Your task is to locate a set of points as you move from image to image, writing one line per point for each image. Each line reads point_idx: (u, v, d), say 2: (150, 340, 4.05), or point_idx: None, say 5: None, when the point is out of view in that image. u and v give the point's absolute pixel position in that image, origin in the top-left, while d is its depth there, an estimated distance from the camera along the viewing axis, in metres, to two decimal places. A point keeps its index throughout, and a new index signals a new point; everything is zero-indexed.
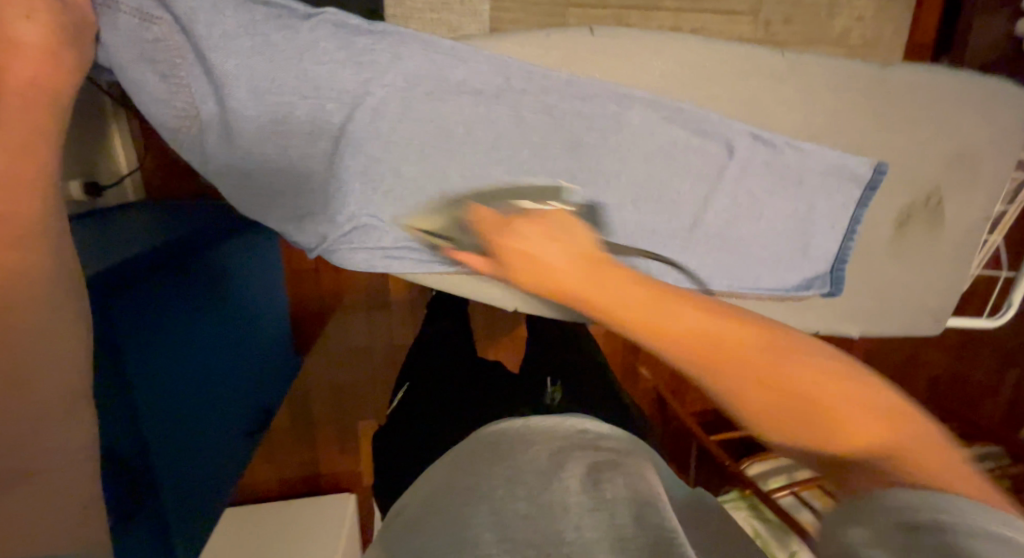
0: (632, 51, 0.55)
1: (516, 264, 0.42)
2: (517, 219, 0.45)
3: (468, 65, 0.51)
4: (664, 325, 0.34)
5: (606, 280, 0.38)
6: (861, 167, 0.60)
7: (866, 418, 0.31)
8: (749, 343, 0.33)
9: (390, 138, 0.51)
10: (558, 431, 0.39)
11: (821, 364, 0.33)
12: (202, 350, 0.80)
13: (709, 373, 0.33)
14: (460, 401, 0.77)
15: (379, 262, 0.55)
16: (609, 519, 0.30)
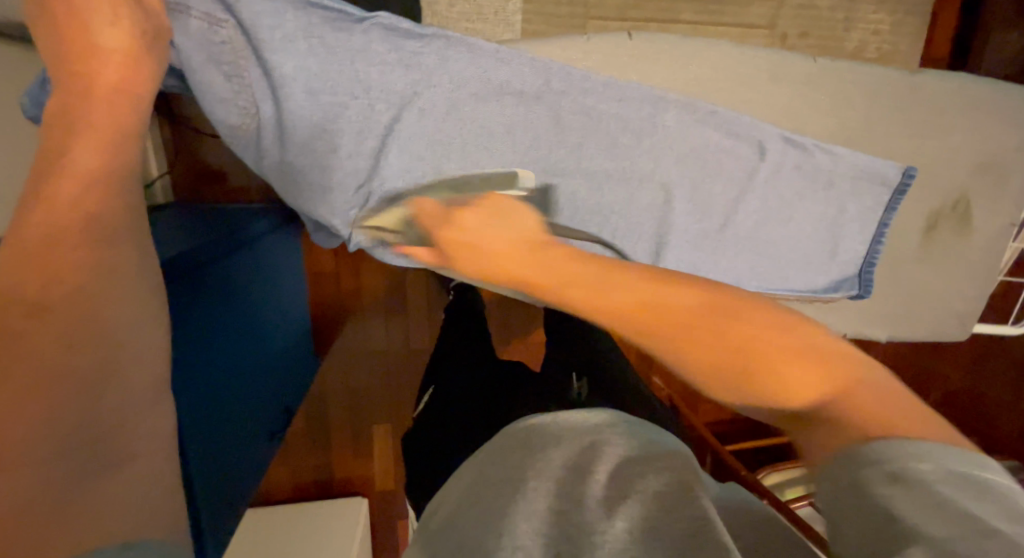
0: (669, 53, 0.53)
1: (460, 250, 0.48)
2: (458, 211, 0.50)
3: (512, 67, 0.49)
4: (592, 293, 0.38)
5: (542, 260, 0.43)
6: (890, 172, 0.58)
7: (789, 366, 0.32)
8: (675, 307, 0.36)
9: (434, 140, 0.51)
10: (589, 421, 0.39)
11: (767, 322, 0.35)
12: (229, 341, 0.84)
13: (633, 336, 0.36)
14: (487, 399, 0.80)
15: (417, 257, 0.56)
16: (646, 513, 0.31)
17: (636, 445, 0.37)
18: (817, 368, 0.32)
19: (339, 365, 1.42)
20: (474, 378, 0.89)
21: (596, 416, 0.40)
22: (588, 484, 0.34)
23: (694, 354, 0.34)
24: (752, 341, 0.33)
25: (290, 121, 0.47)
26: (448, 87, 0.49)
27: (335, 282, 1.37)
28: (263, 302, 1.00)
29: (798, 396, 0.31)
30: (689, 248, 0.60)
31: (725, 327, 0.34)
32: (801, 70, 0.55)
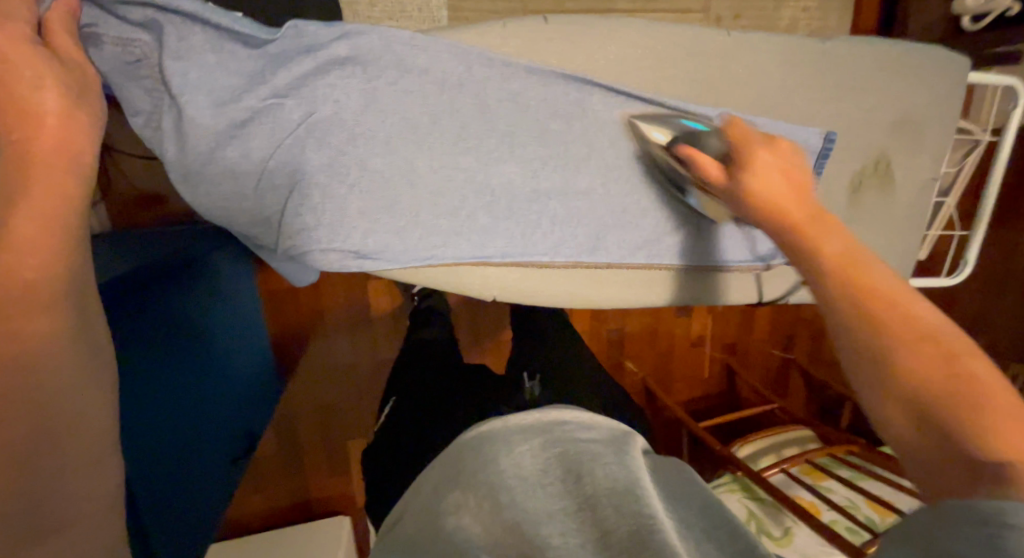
0: (588, 37, 0.53)
1: (760, 176, 0.47)
2: (764, 141, 0.50)
3: (429, 54, 0.48)
4: (861, 276, 0.39)
5: (828, 226, 0.44)
6: (811, 137, 0.60)
7: (1004, 414, 0.30)
8: (926, 312, 0.36)
9: (356, 132, 0.48)
10: (536, 424, 0.40)
11: (982, 358, 0.34)
12: (179, 369, 0.81)
13: (879, 323, 0.36)
14: (448, 407, 0.81)
15: (350, 262, 0.52)
16: (595, 525, 0.33)
17: (582, 445, 0.38)
18: (1003, 413, 0.30)
19: (306, 383, 1.39)
20: (437, 386, 0.90)
21: (550, 415, 0.41)
22: (535, 493, 0.35)
23: (902, 339, 0.35)
24: (970, 373, 0.32)
25: (193, 128, 0.45)
26: (362, 76, 0.47)
27: (295, 299, 1.34)
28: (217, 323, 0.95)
29: (990, 440, 0.29)
30: (621, 237, 0.61)
31: (946, 340, 0.34)
32: (718, 46, 0.56)
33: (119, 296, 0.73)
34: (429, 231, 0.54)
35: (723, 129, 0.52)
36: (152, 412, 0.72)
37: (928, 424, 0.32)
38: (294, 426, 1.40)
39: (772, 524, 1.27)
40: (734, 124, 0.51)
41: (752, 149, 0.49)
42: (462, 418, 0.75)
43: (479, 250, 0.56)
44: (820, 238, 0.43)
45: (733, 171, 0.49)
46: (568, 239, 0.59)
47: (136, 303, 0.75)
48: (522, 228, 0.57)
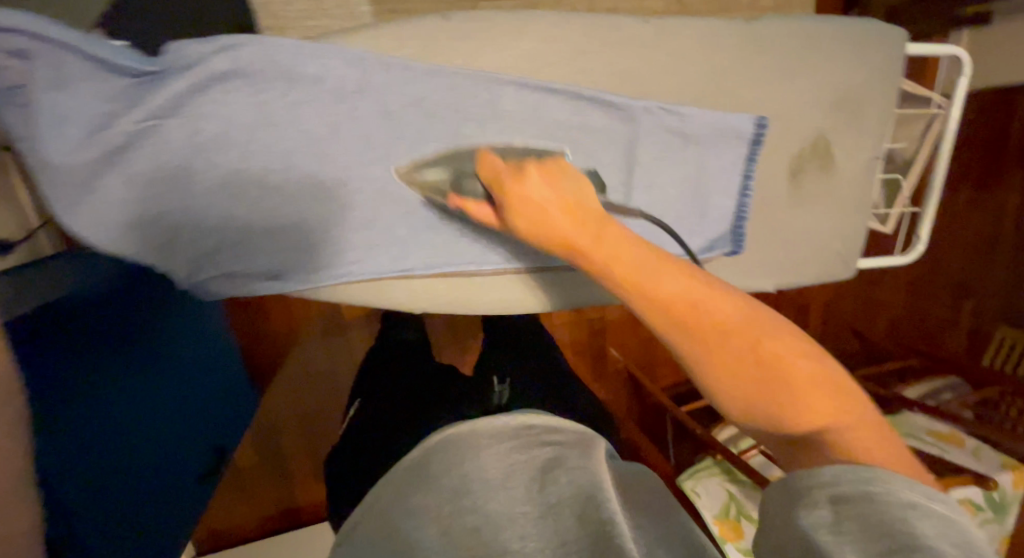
0: (495, 33, 0.50)
1: (528, 209, 0.44)
2: (529, 166, 0.46)
3: (320, 62, 0.45)
4: (642, 282, 0.39)
5: (608, 232, 0.42)
6: (743, 123, 0.58)
7: (817, 400, 0.35)
8: (730, 312, 0.37)
9: (249, 148, 0.46)
10: (504, 434, 0.51)
11: (790, 343, 0.36)
12: (137, 384, 0.79)
13: (680, 333, 0.37)
14: (405, 411, 0.79)
15: (261, 285, 0.51)
16: (553, 520, 0.43)
17: (545, 452, 0.49)
18: (821, 397, 0.35)
19: (283, 393, 1.37)
20: (399, 387, 0.87)
21: (513, 422, 0.52)
22: (498, 495, 0.45)
23: (711, 353, 0.36)
24: (782, 362, 0.35)
25: (69, 161, 0.42)
26: (248, 89, 0.44)
27: (262, 310, 1.31)
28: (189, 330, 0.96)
29: (807, 427, 0.34)
30: None
31: (759, 339, 0.36)
32: (635, 33, 0.53)
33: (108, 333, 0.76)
34: (342, 247, 0.52)
35: (478, 168, 0.48)
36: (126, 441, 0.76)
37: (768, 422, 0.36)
38: (274, 436, 1.38)
39: (752, 506, 1.22)
40: (484, 171, 0.47)
41: (507, 188, 0.45)
42: (414, 427, 0.74)
43: (399, 263, 0.54)
44: (609, 249, 0.41)
45: (504, 214, 0.46)
46: (494, 244, 0.57)
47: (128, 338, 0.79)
48: (442, 236, 0.55)
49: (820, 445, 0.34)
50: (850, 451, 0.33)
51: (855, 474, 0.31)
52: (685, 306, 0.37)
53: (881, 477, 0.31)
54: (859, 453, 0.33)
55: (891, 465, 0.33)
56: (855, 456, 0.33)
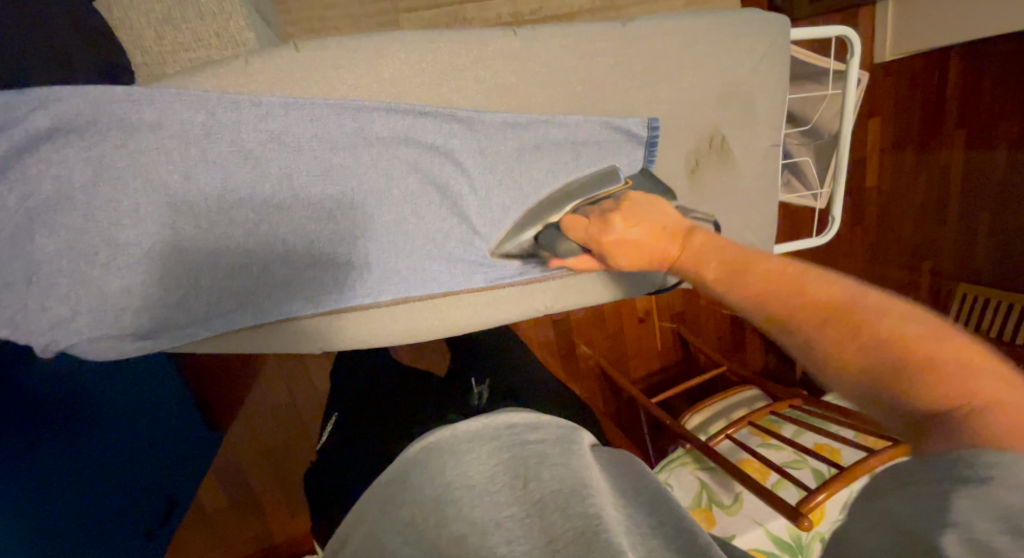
0: (350, 59, 0.48)
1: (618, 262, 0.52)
2: (615, 214, 0.51)
3: (157, 107, 0.43)
4: (745, 276, 0.44)
5: (709, 242, 0.49)
6: (632, 126, 0.57)
7: (954, 366, 0.33)
8: (833, 295, 0.39)
9: (91, 206, 0.43)
10: (488, 432, 0.43)
11: (915, 320, 0.36)
12: (71, 463, 0.83)
13: (778, 307, 0.41)
14: (369, 434, 0.77)
15: (131, 346, 0.48)
16: (539, 521, 0.37)
17: (529, 450, 0.43)
18: (948, 375, 0.32)
19: (245, 431, 1.31)
20: (376, 401, 0.86)
21: (495, 421, 0.44)
22: (483, 501, 0.39)
23: (815, 323, 0.38)
24: (898, 336, 0.35)
25: None
26: (81, 144, 0.42)
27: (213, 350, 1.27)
28: (127, 390, 1.00)
29: (933, 397, 0.32)
30: (449, 267, 0.56)
31: (864, 315, 0.37)
32: (504, 46, 0.52)
33: (47, 417, 0.81)
34: (217, 296, 0.49)
35: (566, 228, 0.54)
36: (76, 520, 0.83)
37: (886, 402, 0.34)
38: (245, 478, 1.32)
39: (723, 492, 1.20)
40: (572, 227, 0.54)
41: (602, 244, 0.52)
42: (374, 451, 0.72)
43: (284, 308, 0.52)
44: (697, 257, 0.49)
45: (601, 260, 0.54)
46: (387, 275, 0.54)
47: (59, 421, 0.83)
48: (329, 275, 0.52)
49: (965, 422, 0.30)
50: (998, 421, 0.29)
51: (974, 459, 0.27)
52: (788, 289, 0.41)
53: (1010, 462, 0.26)
54: (1007, 427, 0.29)
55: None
56: (1000, 431, 0.29)
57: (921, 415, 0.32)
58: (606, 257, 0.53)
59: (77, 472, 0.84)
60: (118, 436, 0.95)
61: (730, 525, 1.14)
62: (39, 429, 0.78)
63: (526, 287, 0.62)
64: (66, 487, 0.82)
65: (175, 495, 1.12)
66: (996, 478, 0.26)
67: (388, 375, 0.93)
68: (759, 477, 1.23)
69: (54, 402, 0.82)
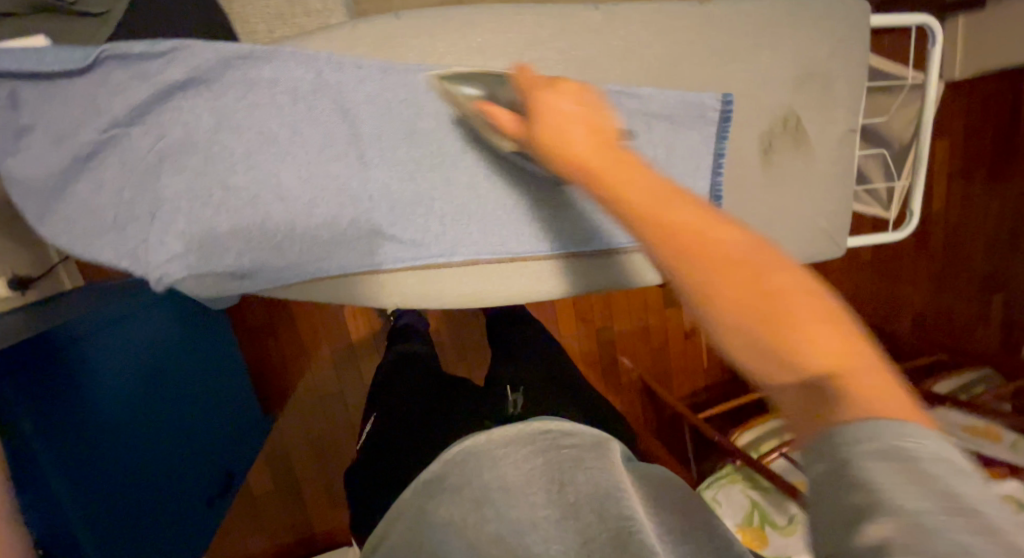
0: (447, 29, 0.52)
1: (547, 119, 0.44)
2: (557, 82, 0.47)
3: (276, 64, 0.47)
4: (646, 206, 0.37)
5: (618, 165, 0.41)
6: (709, 101, 0.58)
7: (821, 328, 0.29)
8: (726, 240, 0.33)
9: (211, 151, 0.48)
10: (521, 440, 0.56)
11: (806, 283, 0.31)
12: (144, 424, 0.88)
13: (671, 249, 0.34)
14: (424, 424, 0.79)
15: (230, 285, 0.53)
16: (576, 522, 0.48)
17: (562, 454, 0.55)
18: (825, 332, 0.29)
19: (295, 419, 1.36)
20: (427, 398, 0.89)
21: (526, 429, 0.58)
22: (521, 506, 0.50)
23: (708, 271, 0.32)
24: (785, 292, 0.30)
25: (36, 167, 0.46)
26: (208, 94, 0.47)
27: (273, 336, 1.32)
28: (193, 363, 1.05)
29: (807, 361, 0.28)
30: (519, 232, 0.59)
31: (758, 266, 0.31)
32: (586, 21, 0.55)
33: (127, 378, 0.86)
34: (309, 243, 0.52)
35: (509, 83, 0.49)
36: (145, 482, 0.86)
37: (771, 367, 0.29)
38: (290, 467, 1.36)
39: (777, 513, 1.15)
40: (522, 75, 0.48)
41: (535, 94, 0.46)
42: (429, 437, 0.74)
43: (370, 260, 0.56)
44: (614, 180, 0.40)
45: (528, 121, 0.46)
46: (460, 238, 0.58)
47: (136, 382, 0.88)
48: (409, 234, 0.56)
49: (829, 389, 0.27)
50: (867, 399, 0.27)
51: (887, 435, 0.25)
52: (678, 224, 0.34)
53: (912, 437, 0.25)
54: (872, 398, 0.27)
55: (913, 420, 0.26)
56: (861, 405, 0.26)
57: (800, 380, 0.28)
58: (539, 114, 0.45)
59: (146, 433, 0.88)
60: (184, 405, 1.00)
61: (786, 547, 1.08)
62: (120, 386, 0.84)
63: (588, 258, 0.64)
64: (136, 450, 0.85)
65: (233, 470, 1.16)
66: (910, 460, 0.24)
67: (439, 380, 0.96)
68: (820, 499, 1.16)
69: (133, 364, 0.88)
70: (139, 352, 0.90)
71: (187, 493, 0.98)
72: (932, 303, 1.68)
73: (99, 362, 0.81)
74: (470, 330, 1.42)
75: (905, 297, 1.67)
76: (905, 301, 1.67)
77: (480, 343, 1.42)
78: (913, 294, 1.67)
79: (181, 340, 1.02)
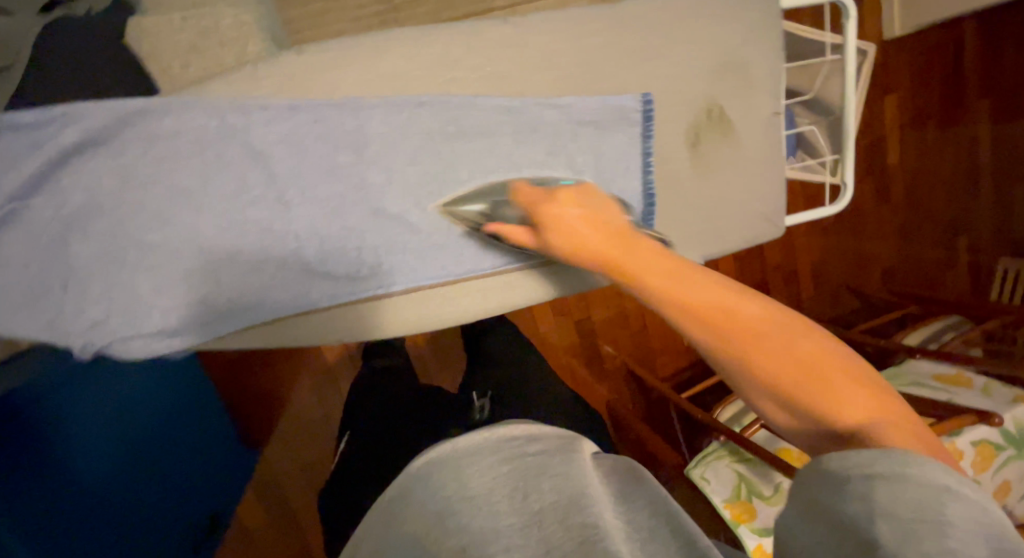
0: (353, 58, 0.50)
1: (555, 230, 0.53)
2: (560, 192, 0.54)
3: (175, 116, 0.46)
4: (681, 293, 0.46)
5: (637, 254, 0.50)
6: (629, 103, 0.58)
7: (851, 389, 0.38)
8: (764, 319, 0.42)
9: (120, 213, 0.47)
10: (486, 449, 0.56)
11: (835, 351, 0.40)
12: (114, 475, 0.87)
13: (716, 332, 0.43)
14: (391, 441, 0.78)
15: (158, 344, 0.50)
16: (539, 530, 0.48)
17: (527, 462, 0.55)
18: (853, 391, 0.38)
19: (278, 448, 1.33)
20: (395, 414, 0.87)
21: (493, 435, 0.58)
22: (484, 512, 0.49)
23: (749, 351, 0.41)
24: (817, 361, 0.39)
25: None
26: (108, 155, 0.45)
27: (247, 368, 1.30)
28: (176, 405, 1.03)
29: (846, 415, 0.37)
30: (459, 255, 0.59)
31: (789, 340, 0.41)
32: (497, 35, 0.53)
33: (89, 430, 0.84)
34: (236, 293, 0.51)
35: (515, 190, 0.56)
36: (111, 534, 0.85)
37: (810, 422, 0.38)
38: (284, 495, 1.32)
39: (763, 484, 1.15)
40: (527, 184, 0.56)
41: (543, 208, 0.53)
42: (395, 456, 0.74)
43: (303, 301, 0.54)
44: (639, 270, 0.49)
45: (539, 233, 0.54)
46: (396, 267, 0.56)
47: (106, 432, 0.87)
48: (343, 270, 0.54)
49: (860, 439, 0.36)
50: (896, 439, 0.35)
51: (887, 458, 0.31)
52: (713, 310, 0.44)
53: (920, 461, 0.30)
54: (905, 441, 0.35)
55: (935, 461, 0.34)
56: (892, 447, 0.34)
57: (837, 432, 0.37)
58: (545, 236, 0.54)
59: (120, 485, 0.88)
60: (165, 449, 0.99)
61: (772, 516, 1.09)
62: (80, 443, 0.82)
63: (538, 272, 0.63)
64: (103, 508, 0.84)
65: (217, 509, 1.14)
66: (903, 474, 0.30)
67: (408, 392, 0.95)
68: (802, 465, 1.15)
69: (101, 413, 0.87)
70: (110, 403, 0.89)
71: (165, 541, 0.96)
72: (896, 257, 1.72)
73: (61, 415, 0.79)
74: (444, 337, 1.42)
75: (870, 254, 1.71)
76: (871, 258, 1.70)
77: (458, 350, 1.42)
78: (877, 251, 1.70)
79: (156, 382, 0.99)
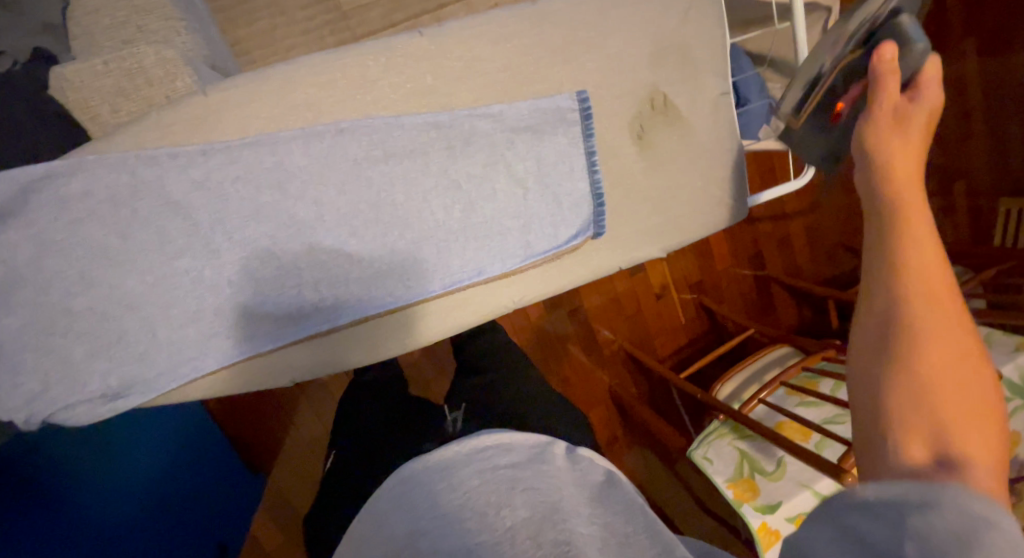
0: (267, 93, 0.49)
1: (910, 110, 0.46)
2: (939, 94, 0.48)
3: (84, 174, 0.45)
4: (923, 251, 0.36)
5: (913, 198, 0.40)
6: (564, 103, 0.56)
7: (983, 439, 0.30)
8: (965, 331, 0.33)
9: (41, 282, 0.45)
10: (457, 462, 0.53)
11: (994, 404, 0.32)
12: (112, 505, 0.81)
13: (916, 303, 0.34)
14: (370, 461, 0.77)
15: (103, 407, 0.50)
16: (511, 547, 0.44)
17: (499, 474, 0.52)
18: (983, 439, 0.30)
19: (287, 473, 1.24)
20: (377, 429, 0.86)
21: (465, 448, 0.55)
22: (454, 529, 0.46)
23: (934, 336, 0.32)
24: (970, 398, 0.31)
25: None
26: (19, 226, 0.44)
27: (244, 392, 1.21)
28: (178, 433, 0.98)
29: (962, 446, 0.29)
30: (405, 279, 0.56)
31: (970, 361, 0.32)
32: (413, 51, 0.51)
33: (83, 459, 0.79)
34: (175, 345, 0.50)
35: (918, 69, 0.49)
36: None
37: (921, 431, 0.30)
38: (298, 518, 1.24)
39: (764, 459, 1.12)
40: (925, 68, 0.49)
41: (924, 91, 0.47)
42: (373, 476, 0.72)
43: (249, 347, 0.53)
44: (911, 213, 0.38)
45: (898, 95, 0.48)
46: (340, 299, 0.55)
47: (97, 464, 0.81)
48: (283, 309, 0.53)
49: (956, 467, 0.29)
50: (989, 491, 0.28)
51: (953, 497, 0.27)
52: (938, 283, 0.34)
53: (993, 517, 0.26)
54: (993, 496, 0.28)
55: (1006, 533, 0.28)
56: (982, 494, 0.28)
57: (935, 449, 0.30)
58: (884, 109, 0.47)
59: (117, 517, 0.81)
60: (168, 477, 0.92)
61: (776, 492, 1.05)
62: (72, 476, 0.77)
63: (487, 287, 0.63)
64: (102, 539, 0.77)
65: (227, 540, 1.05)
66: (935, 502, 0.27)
67: (392, 405, 0.94)
68: (801, 438, 1.12)
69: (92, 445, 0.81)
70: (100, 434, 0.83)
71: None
72: None
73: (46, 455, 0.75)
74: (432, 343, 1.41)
75: None
76: None
77: (449, 355, 1.40)
78: None
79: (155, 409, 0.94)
